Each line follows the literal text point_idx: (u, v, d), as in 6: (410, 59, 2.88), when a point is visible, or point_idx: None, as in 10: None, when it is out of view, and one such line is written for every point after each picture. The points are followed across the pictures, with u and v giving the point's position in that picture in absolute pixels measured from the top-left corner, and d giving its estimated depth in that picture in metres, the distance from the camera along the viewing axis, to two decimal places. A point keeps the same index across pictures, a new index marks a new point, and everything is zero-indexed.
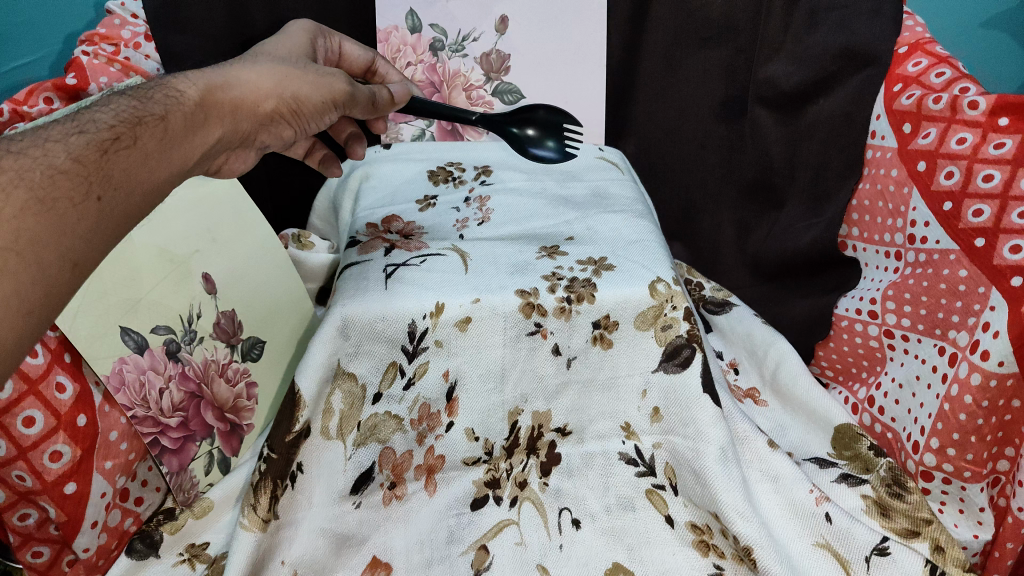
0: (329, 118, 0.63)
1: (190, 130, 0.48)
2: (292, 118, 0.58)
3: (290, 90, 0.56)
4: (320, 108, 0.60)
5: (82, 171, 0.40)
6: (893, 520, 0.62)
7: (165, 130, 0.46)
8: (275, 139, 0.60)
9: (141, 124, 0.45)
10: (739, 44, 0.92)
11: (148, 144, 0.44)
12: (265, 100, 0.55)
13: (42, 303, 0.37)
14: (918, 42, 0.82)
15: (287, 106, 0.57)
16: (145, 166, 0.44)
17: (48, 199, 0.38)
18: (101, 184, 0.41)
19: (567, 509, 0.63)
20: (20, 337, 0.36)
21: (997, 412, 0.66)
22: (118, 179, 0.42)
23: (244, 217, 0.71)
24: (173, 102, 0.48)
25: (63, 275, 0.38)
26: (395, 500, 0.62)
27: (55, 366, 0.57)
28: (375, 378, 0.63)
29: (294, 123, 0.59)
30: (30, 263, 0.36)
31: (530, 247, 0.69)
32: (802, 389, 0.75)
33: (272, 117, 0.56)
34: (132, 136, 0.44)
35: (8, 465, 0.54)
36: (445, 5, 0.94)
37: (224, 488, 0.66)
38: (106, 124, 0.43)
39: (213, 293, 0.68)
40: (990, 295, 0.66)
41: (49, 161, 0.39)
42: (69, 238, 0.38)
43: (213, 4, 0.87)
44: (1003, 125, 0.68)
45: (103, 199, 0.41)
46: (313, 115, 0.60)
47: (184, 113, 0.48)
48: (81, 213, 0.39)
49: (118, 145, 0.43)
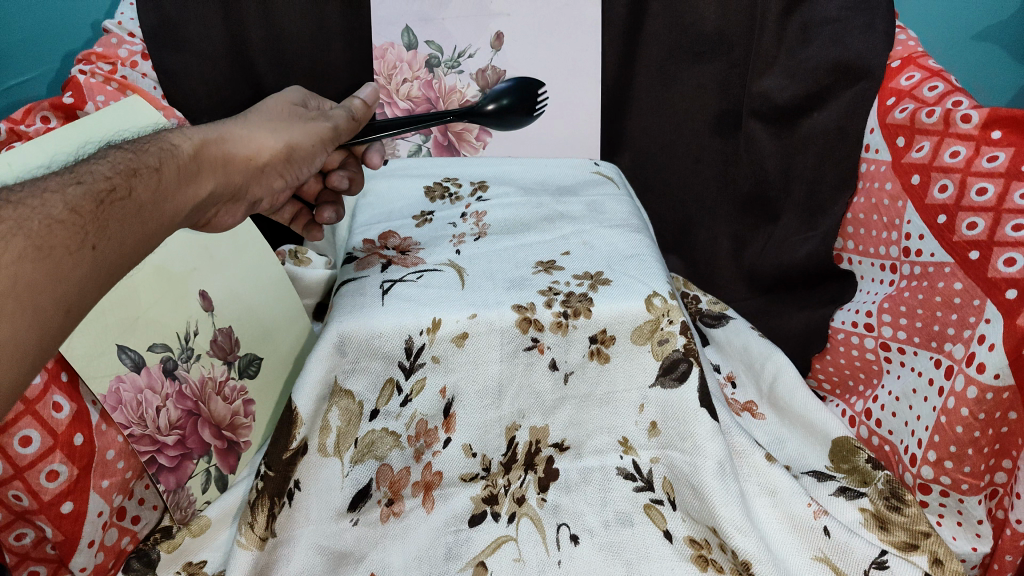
0: (319, 161, 0.65)
1: (186, 185, 0.50)
2: (285, 166, 0.60)
3: (283, 139, 0.59)
4: (310, 154, 0.62)
5: (79, 221, 0.40)
6: (891, 532, 0.62)
7: (160, 181, 0.47)
8: (269, 191, 0.61)
9: (137, 175, 0.45)
10: (733, 58, 0.94)
11: (144, 197, 0.45)
12: (260, 152, 0.57)
13: (36, 348, 0.36)
14: (910, 56, 0.84)
15: (279, 155, 0.58)
16: (142, 218, 0.45)
17: (44, 247, 0.38)
18: (97, 234, 0.41)
19: (566, 525, 0.62)
20: (15, 385, 0.36)
21: (994, 424, 0.66)
22: (114, 229, 0.42)
23: (238, 239, 0.72)
24: (167, 155, 0.49)
25: (57, 320, 0.38)
26: (393, 517, 0.62)
27: (53, 385, 0.57)
28: (372, 395, 0.63)
29: (288, 172, 0.61)
30: (27, 308, 0.36)
31: (526, 263, 0.69)
32: (800, 400, 0.76)
33: (267, 167, 0.58)
34: (128, 187, 0.44)
35: (5, 484, 0.54)
36: (442, 23, 0.94)
37: (221, 505, 0.65)
38: (102, 175, 0.44)
39: (210, 311, 0.68)
40: (984, 307, 0.67)
41: (46, 211, 0.39)
42: (64, 285, 0.38)
43: (210, 23, 0.88)
44: (996, 139, 0.68)
45: (97, 248, 0.41)
46: (303, 162, 0.62)
47: (179, 167, 0.49)
48: (76, 261, 0.39)
49: (113, 196, 0.43)
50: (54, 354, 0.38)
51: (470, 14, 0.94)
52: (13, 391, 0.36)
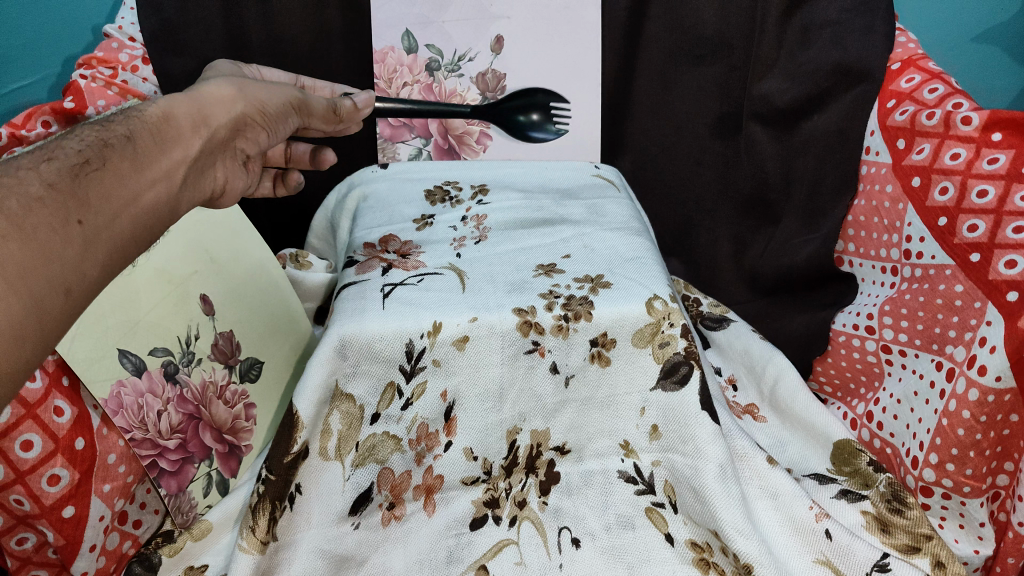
0: (292, 123, 0.62)
1: (169, 148, 0.48)
2: (260, 119, 0.57)
3: (251, 92, 0.56)
4: (281, 109, 0.59)
5: (58, 198, 0.40)
6: (892, 535, 0.62)
7: (134, 148, 0.45)
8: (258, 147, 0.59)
9: (107, 146, 0.44)
10: (733, 61, 0.93)
11: (123, 165, 0.44)
12: (236, 104, 0.54)
13: (34, 328, 0.37)
14: (910, 58, 0.84)
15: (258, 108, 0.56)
16: (125, 188, 0.44)
17: (28, 225, 0.38)
18: (80, 210, 0.41)
19: (567, 528, 0.62)
20: (15, 366, 0.36)
21: (995, 426, 0.66)
22: (96, 203, 0.42)
23: (239, 243, 0.73)
24: (136, 122, 0.47)
25: (53, 300, 0.38)
26: (395, 521, 0.61)
27: (53, 390, 0.57)
28: (374, 398, 0.63)
29: (264, 126, 0.58)
30: (19, 291, 0.36)
31: (527, 266, 0.69)
32: (801, 406, 0.75)
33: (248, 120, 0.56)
34: (101, 159, 0.43)
35: (7, 489, 0.54)
36: (442, 24, 0.94)
37: (223, 510, 0.64)
38: (74, 150, 0.43)
39: (211, 315, 0.69)
40: (986, 309, 0.67)
41: (25, 189, 0.39)
42: (55, 264, 0.38)
43: (211, 25, 0.90)
44: (996, 141, 0.68)
45: (83, 223, 0.41)
46: (277, 120, 0.59)
47: (159, 131, 0.48)
48: (63, 237, 0.39)
49: (88, 168, 0.42)
50: (54, 335, 0.39)
51: (470, 18, 0.94)
52: (15, 372, 0.36)
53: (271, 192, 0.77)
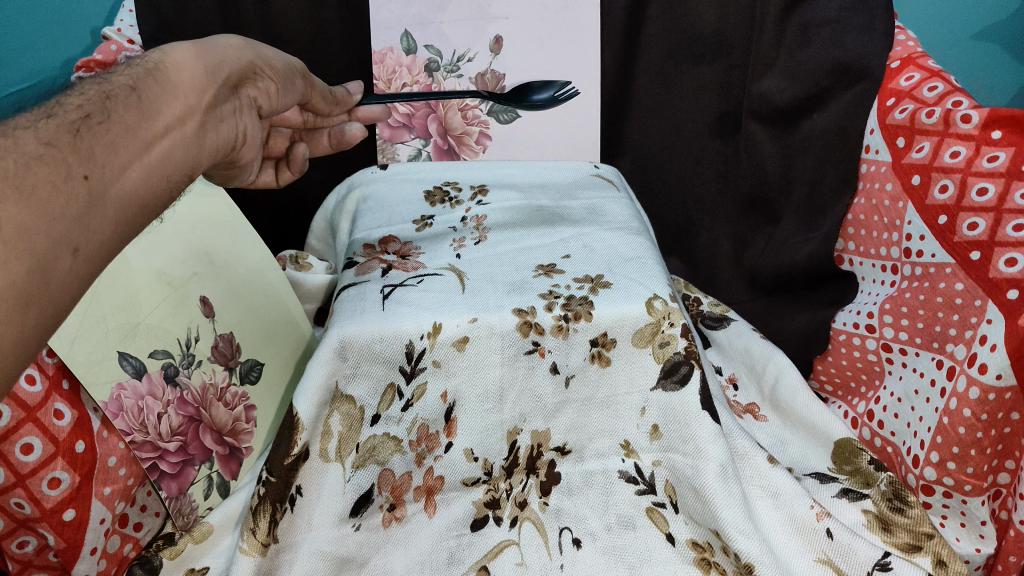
0: (298, 90, 0.63)
1: (179, 94, 0.45)
2: (268, 71, 0.57)
3: (251, 48, 0.55)
4: (286, 69, 0.60)
5: (60, 153, 0.37)
6: (894, 534, 0.62)
7: (139, 96, 0.43)
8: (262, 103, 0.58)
9: (110, 98, 0.41)
10: (732, 60, 0.93)
11: (129, 114, 0.41)
12: (241, 54, 0.53)
13: (39, 292, 0.34)
14: (909, 56, 0.83)
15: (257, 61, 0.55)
16: (134, 138, 0.41)
17: (28, 185, 0.34)
18: (85, 164, 0.38)
19: (568, 528, 0.62)
20: (21, 333, 0.33)
21: (997, 425, 0.66)
22: (102, 155, 0.39)
23: (240, 244, 0.73)
24: (139, 71, 0.44)
25: (60, 261, 0.35)
26: (395, 522, 0.62)
27: (53, 393, 0.57)
28: (373, 400, 0.63)
29: (273, 79, 0.58)
30: (21, 252, 0.33)
31: (526, 266, 0.69)
32: (802, 404, 0.75)
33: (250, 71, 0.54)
34: (104, 111, 0.41)
35: (7, 492, 0.54)
36: (440, 25, 0.94)
37: (224, 511, 0.64)
38: (73, 105, 0.40)
39: (211, 317, 0.69)
40: (986, 308, 0.67)
41: (24, 148, 0.36)
42: (61, 223, 0.35)
43: (209, 26, 0.91)
44: (996, 138, 0.68)
45: (90, 177, 0.38)
46: (284, 78, 0.60)
47: (166, 77, 0.45)
48: (68, 194, 0.36)
49: (91, 122, 0.39)
50: (62, 299, 0.36)
51: (469, 18, 0.94)
52: (22, 340, 0.33)
53: (274, 180, 0.70)
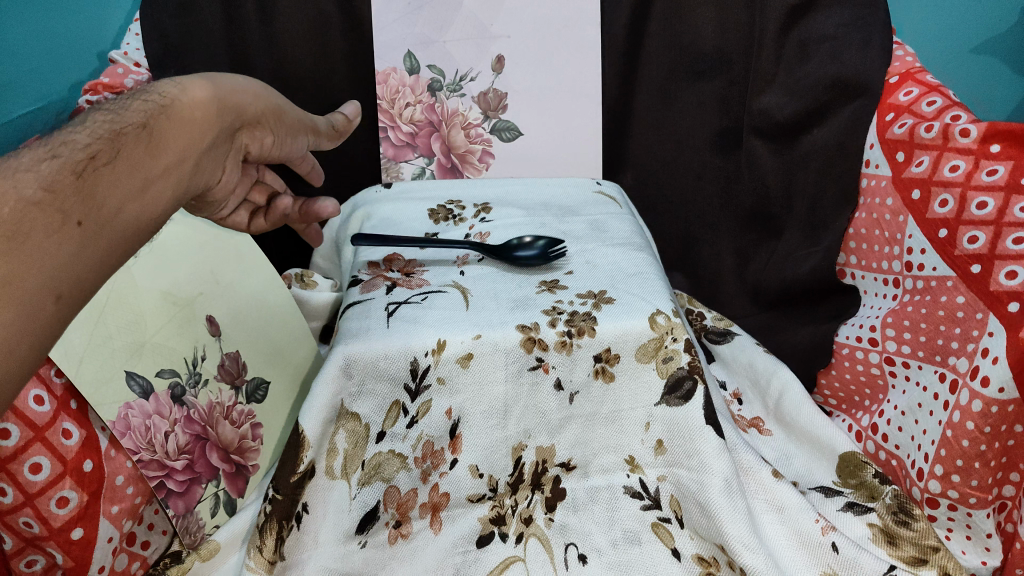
0: (305, 144, 0.63)
1: (188, 136, 0.47)
2: (278, 121, 0.57)
3: (272, 96, 0.56)
4: (298, 124, 0.60)
5: (58, 199, 0.39)
6: (900, 547, 0.62)
7: (150, 137, 0.44)
8: (266, 151, 0.58)
9: (121, 136, 0.43)
10: (732, 76, 0.95)
11: (133, 157, 0.43)
12: (260, 101, 0.54)
13: (26, 335, 0.37)
14: (907, 72, 0.83)
15: (275, 109, 0.56)
16: (133, 181, 0.43)
17: (21, 235, 0.37)
18: (82, 208, 0.40)
19: (574, 544, 0.63)
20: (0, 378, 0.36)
21: (1001, 437, 0.66)
22: (99, 200, 0.41)
23: (246, 264, 0.75)
24: (156, 108, 0.46)
25: (45, 306, 0.37)
26: (401, 539, 0.62)
27: (61, 413, 0.57)
28: (378, 417, 0.63)
29: (277, 133, 0.58)
30: (12, 302, 0.36)
31: (529, 282, 0.69)
32: (806, 417, 0.76)
33: (263, 116, 0.55)
34: (112, 151, 0.42)
35: (15, 512, 0.55)
36: (443, 45, 0.95)
37: (230, 529, 0.65)
38: (84, 142, 0.42)
39: (217, 335, 0.70)
40: (988, 320, 0.67)
41: (23, 191, 0.38)
42: (51, 271, 0.38)
43: (214, 48, 0.91)
44: (994, 152, 0.69)
45: (83, 223, 0.40)
46: (291, 132, 0.59)
47: (177, 121, 0.46)
48: (60, 242, 0.38)
49: (96, 164, 0.41)
50: (46, 339, 0.38)
51: (471, 38, 0.95)
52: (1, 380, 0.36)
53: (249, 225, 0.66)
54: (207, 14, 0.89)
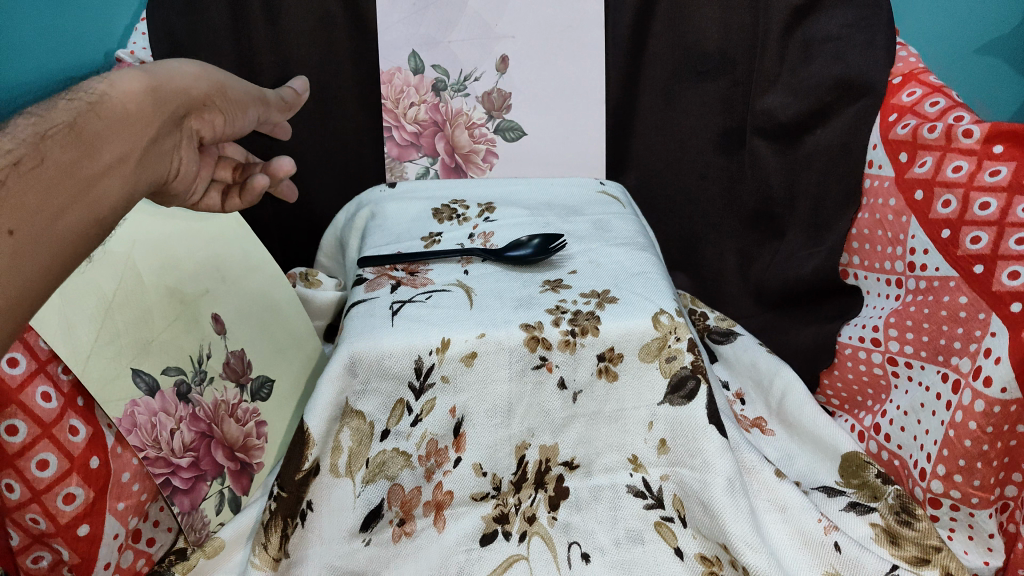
0: (253, 120, 0.58)
1: (122, 132, 0.47)
2: (221, 102, 0.54)
3: (213, 72, 0.54)
4: (246, 99, 0.56)
5: None
6: (902, 547, 0.62)
7: (78, 137, 0.44)
8: (215, 133, 0.56)
9: (46, 138, 0.43)
10: (736, 76, 0.95)
11: (61, 159, 0.43)
12: (198, 82, 0.52)
13: None
14: (911, 72, 0.83)
15: (217, 90, 0.54)
16: (65, 185, 0.43)
17: None
18: (10, 219, 0.40)
19: (577, 543, 0.63)
20: None
21: (1003, 437, 0.66)
22: (29, 207, 0.41)
23: (251, 263, 0.75)
24: (83, 106, 0.45)
25: None
26: (404, 537, 0.63)
27: (68, 409, 0.57)
28: (383, 415, 0.63)
29: (225, 112, 0.55)
30: None
31: (533, 281, 0.70)
32: (808, 417, 0.76)
33: (206, 100, 0.53)
34: (39, 155, 0.42)
35: (23, 508, 0.55)
36: (448, 45, 0.95)
37: (235, 527, 0.65)
38: (6, 147, 0.42)
39: (223, 334, 0.70)
40: (990, 321, 0.67)
41: None
42: None
43: (221, 48, 0.91)
44: (998, 153, 0.69)
45: (15, 232, 0.40)
46: (240, 109, 0.56)
47: (109, 119, 0.46)
48: None
49: (20, 169, 0.41)
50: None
51: (475, 38, 0.95)
52: None
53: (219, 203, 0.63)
54: (215, 14, 0.89)
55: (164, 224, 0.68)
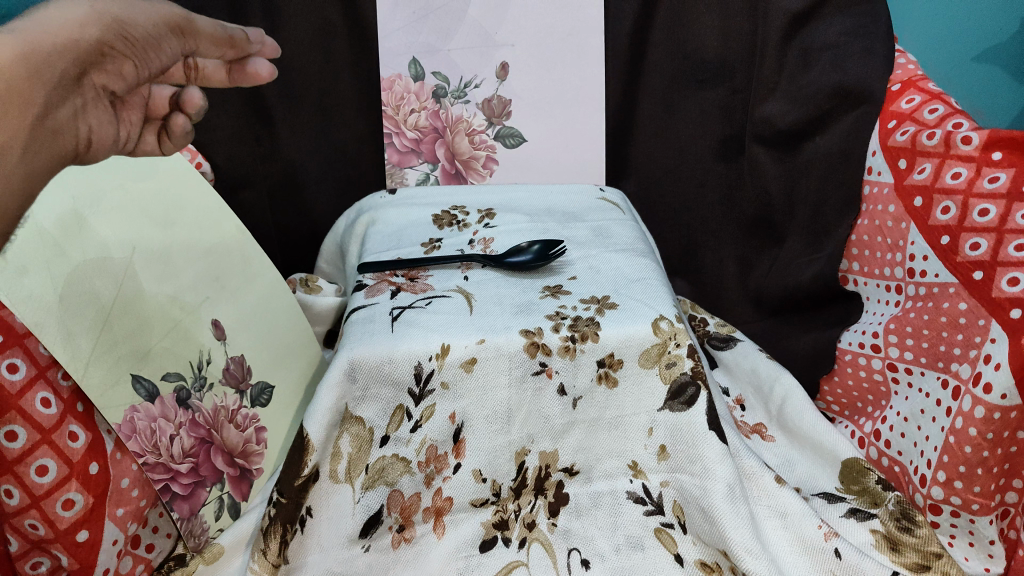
0: (172, 52, 0.51)
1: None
2: (121, 47, 0.46)
3: (103, 11, 0.44)
4: (155, 29, 0.48)
5: None
6: (903, 554, 0.62)
7: None
8: (118, 80, 0.48)
9: None
10: (735, 84, 0.96)
11: None
12: (85, 29, 0.43)
13: None
14: (910, 79, 0.83)
15: (109, 31, 0.45)
16: None
17: None
18: None
19: (577, 549, 0.63)
20: None
21: (1003, 444, 0.66)
22: None
23: (250, 270, 0.75)
24: None
25: None
26: (404, 543, 0.63)
27: (67, 415, 0.57)
28: (383, 421, 0.63)
29: (130, 56, 0.47)
30: None
31: (533, 287, 0.70)
32: (808, 423, 0.76)
33: (95, 46, 0.44)
34: None
35: (22, 513, 0.55)
36: (448, 53, 0.96)
37: (235, 532, 0.66)
38: None
39: (222, 340, 0.70)
40: (990, 327, 0.67)
41: None
42: None
43: None
44: (996, 160, 0.69)
45: None
46: (151, 41, 0.48)
47: None
48: None
49: None
50: None
51: (475, 45, 0.95)
52: None
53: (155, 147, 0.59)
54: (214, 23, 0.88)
55: (166, 231, 0.68)
